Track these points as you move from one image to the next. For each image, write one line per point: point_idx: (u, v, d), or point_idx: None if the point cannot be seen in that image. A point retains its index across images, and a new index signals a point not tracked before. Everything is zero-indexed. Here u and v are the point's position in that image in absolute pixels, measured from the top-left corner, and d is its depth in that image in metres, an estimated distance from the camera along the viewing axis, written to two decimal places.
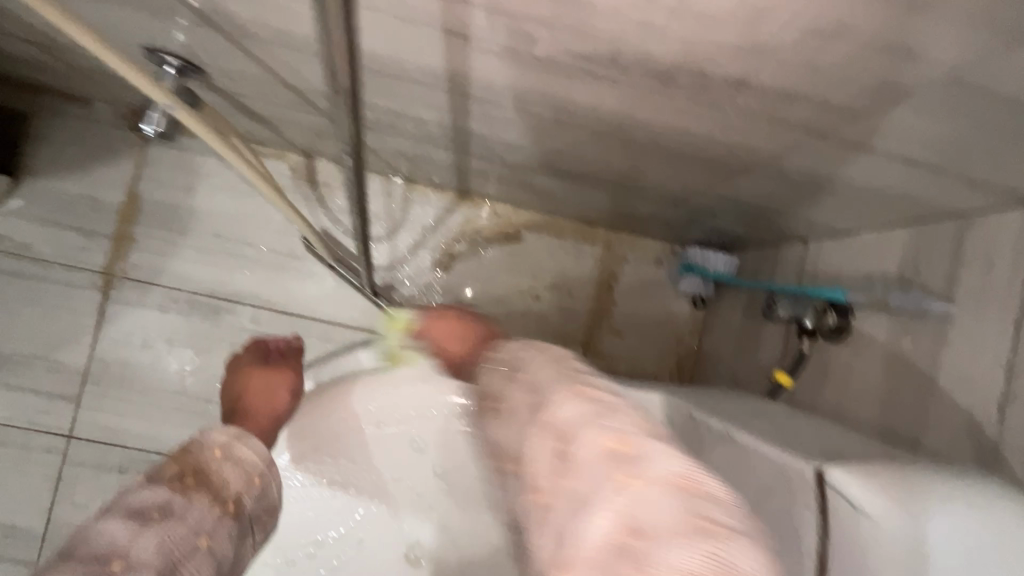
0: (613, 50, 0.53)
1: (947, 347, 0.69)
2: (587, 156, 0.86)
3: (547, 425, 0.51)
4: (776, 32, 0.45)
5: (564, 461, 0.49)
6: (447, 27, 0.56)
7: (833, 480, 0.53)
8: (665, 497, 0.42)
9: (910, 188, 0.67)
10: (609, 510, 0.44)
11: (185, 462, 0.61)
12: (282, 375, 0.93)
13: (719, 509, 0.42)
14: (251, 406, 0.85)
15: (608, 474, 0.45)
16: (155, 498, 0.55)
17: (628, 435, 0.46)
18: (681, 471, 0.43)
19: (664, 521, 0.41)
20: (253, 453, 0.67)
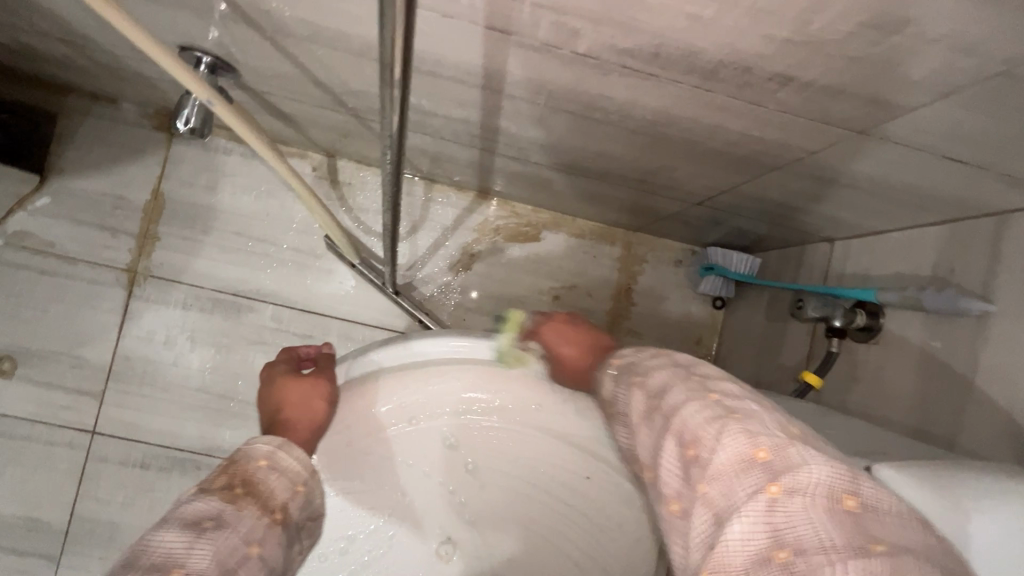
0: (657, 45, 0.47)
1: (984, 346, 0.65)
2: (604, 153, 0.82)
3: (677, 428, 0.51)
4: (825, 27, 0.40)
5: (695, 465, 0.48)
6: (490, 23, 0.50)
7: (881, 477, 0.46)
8: (823, 511, 0.41)
9: (956, 187, 0.63)
10: (754, 518, 0.42)
11: (234, 472, 0.62)
12: (320, 384, 0.73)
13: (879, 524, 0.40)
14: (287, 419, 0.70)
15: (754, 482, 0.44)
16: (208, 510, 0.57)
17: (777, 442, 0.45)
18: (838, 485, 0.42)
19: (825, 540, 0.40)
20: (297, 461, 0.67)
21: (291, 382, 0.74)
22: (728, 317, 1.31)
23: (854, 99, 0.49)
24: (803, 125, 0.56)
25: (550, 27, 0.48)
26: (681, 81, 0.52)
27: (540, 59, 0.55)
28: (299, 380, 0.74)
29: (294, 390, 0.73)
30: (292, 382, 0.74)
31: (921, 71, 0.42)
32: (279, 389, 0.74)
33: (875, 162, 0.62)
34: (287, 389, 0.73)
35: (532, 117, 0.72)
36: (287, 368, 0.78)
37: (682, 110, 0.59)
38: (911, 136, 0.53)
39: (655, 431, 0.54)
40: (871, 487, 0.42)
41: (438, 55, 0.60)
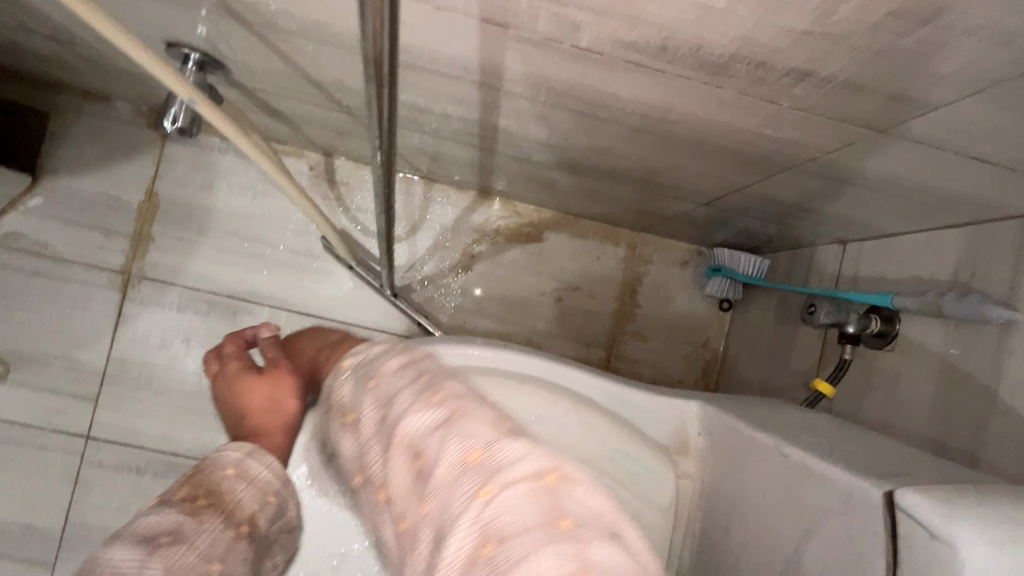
0: (663, 38, 0.44)
1: (1010, 358, 0.61)
2: (606, 152, 0.79)
3: (401, 445, 0.47)
4: (849, 16, 0.37)
5: (421, 479, 0.45)
6: (484, 15, 0.47)
7: (904, 502, 0.43)
8: (524, 496, 0.40)
9: (981, 188, 0.59)
10: (467, 524, 0.40)
11: (197, 484, 0.60)
12: (285, 383, 0.73)
13: (578, 490, 0.42)
14: (258, 428, 0.71)
15: (469, 483, 0.42)
16: (165, 524, 0.54)
17: (487, 440, 0.44)
18: (538, 468, 0.42)
19: (524, 522, 0.39)
20: (269, 470, 0.66)
21: (252, 382, 0.73)
22: (735, 319, 1.28)
23: (876, 95, 0.45)
24: (819, 123, 0.53)
25: (548, 20, 0.45)
26: (690, 76, 0.49)
27: (539, 53, 0.52)
28: (262, 379, 0.73)
29: (257, 392, 0.72)
30: (252, 383, 0.73)
31: (951, 65, 0.39)
32: (242, 391, 0.73)
33: (894, 163, 0.58)
34: (248, 391, 0.73)
35: (532, 114, 0.69)
36: (239, 365, 0.77)
37: (690, 107, 0.56)
38: (936, 135, 0.50)
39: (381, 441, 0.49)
40: (565, 464, 0.44)
41: (431, 51, 0.57)
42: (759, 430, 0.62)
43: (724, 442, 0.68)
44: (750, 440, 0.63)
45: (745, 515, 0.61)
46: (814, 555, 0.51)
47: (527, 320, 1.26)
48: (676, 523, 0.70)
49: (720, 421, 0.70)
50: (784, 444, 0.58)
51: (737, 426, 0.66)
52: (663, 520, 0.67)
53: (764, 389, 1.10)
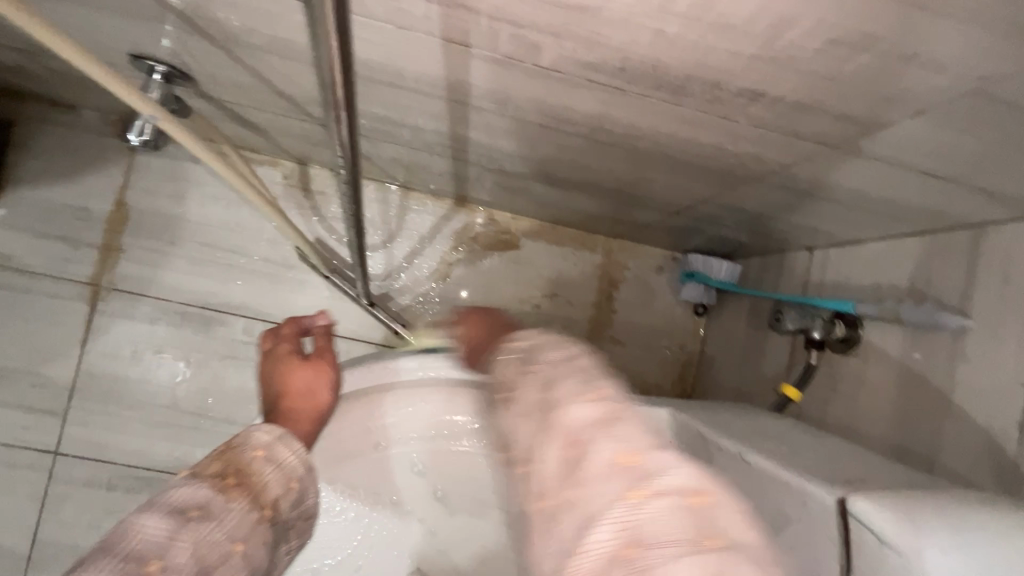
0: (621, 60, 0.45)
1: (962, 364, 0.64)
2: (576, 163, 0.80)
3: (550, 429, 0.42)
4: (794, 43, 0.38)
5: (570, 469, 0.39)
6: (447, 35, 0.48)
7: (857, 510, 0.44)
8: (674, 508, 0.36)
9: (932, 200, 0.62)
10: (613, 520, 0.36)
11: (229, 458, 0.52)
12: (323, 369, 0.66)
13: (731, 519, 0.36)
14: (287, 410, 0.61)
15: (615, 482, 0.38)
16: (195, 498, 0.47)
17: (643, 445, 0.39)
18: (691, 484, 0.37)
19: (675, 535, 0.35)
20: (295, 455, 0.56)
21: (296, 368, 0.64)
22: (709, 323, 1.30)
23: (826, 114, 0.47)
24: (776, 139, 0.54)
25: (509, 40, 0.46)
26: (650, 95, 0.50)
27: (503, 72, 0.52)
28: (305, 365, 0.65)
29: (302, 379, 0.64)
30: (297, 369, 0.64)
31: (893, 89, 0.41)
32: (282, 376, 0.64)
33: (850, 176, 0.60)
34: (292, 377, 0.63)
35: (502, 128, 0.70)
36: (288, 346, 0.68)
37: (653, 123, 0.57)
38: (887, 151, 0.52)
39: (533, 420, 0.43)
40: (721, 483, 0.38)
41: (398, 67, 0.57)
42: (724, 437, 0.63)
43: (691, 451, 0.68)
44: (714, 448, 0.64)
45: None
46: None
47: None
48: None
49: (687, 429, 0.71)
50: (748, 450, 0.59)
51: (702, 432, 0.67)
52: None
53: (737, 392, 1.13)
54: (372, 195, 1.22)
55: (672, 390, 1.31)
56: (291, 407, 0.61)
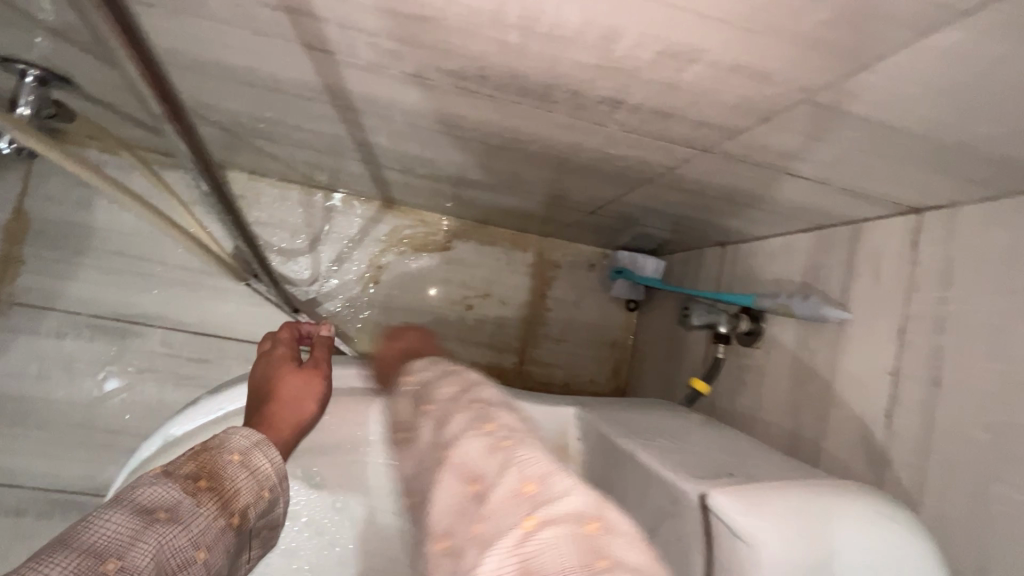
0: (480, 67, 0.45)
1: (843, 354, 0.67)
2: (483, 166, 0.80)
3: (455, 466, 0.40)
4: (630, 54, 0.38)
5: (470, 506, 0.37)
6: (307, 41, 0.46)
7: (716, 505, 0.45)
8: (567, 539, 0.32)
9: (808, 199, 0.65)
10: (503, 555, 0.33)
11: (202, 459, 0.50)
12: (314, 381, 0.66)
13: (628, 548, 0.33)
14: (268, 415, 0.61)
15: (510, 514, 0.35)
16: (165, 500, 0.45)
17: (543, 471, 0.37)
18: (586, 510, 0.34)
19: (563, 567, 0.31)
20: (271, 463, 0.56)
21: (290, 373, 0.66)
22: (640, 317, 1.33)
23: (685, 120, 0.48)
24: (651, 143, 0.55)
25: (367, 48, 0.45)
26: (520, 101, 0.50)
27: (375, 78, 0.52)
28: (298, 373, 0.66)
29: (292, 386, 0.64)
30: (288, 376, 0.66)
31: (733, 97, 0.42)
32: (273, 381, 0.65)
33: (730, 176, 0.62)
34: (283, 382, 0.64)
35: (399, 132, 0.69)
36: (288, 354, 0.71)
37: (534, 127, 0.57)
38: (751, 154, 0.54)
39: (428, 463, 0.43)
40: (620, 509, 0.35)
41: (272, 72, 0.55)
42: (619, 433, 0.65)
43: (593, 446, 0.70)
44: (611, 443, 0.65)
45: None
46: None
47: (438, 328, 1.26)
48: None
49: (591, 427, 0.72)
50: (637, 445, 0.60)
51: (601, 430, 0.68)
52: None
53: (662, 385, 1.16)
54: (295, 198, 1.19)
55: (607, 384, 1.34)
56: (276, 410, 0.62)
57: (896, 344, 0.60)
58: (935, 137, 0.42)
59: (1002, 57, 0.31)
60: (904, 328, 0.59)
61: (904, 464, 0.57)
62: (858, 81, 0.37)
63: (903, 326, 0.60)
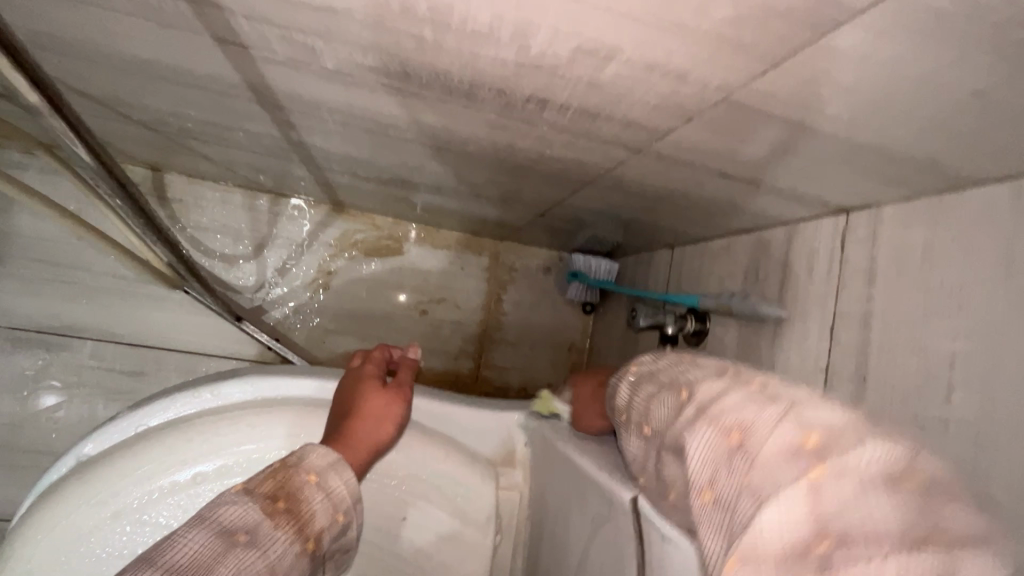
0: (401, 64, 0.43)
1: (779, 352, 0.68)
2: (425, 168, 0.78)
3: (713, 413, 0.39)
4: (547, 51, 0.38)
5: (735, 452, 0.36)
6: (218, 34, 0.44)
7: (645, 507, 0.45)
8: (882, 493, 0.30)
9: (744, 200, 0.65)
10: (794, 506, 0.31)
11: (281, 480, 0.52)
12: (394, 405, 0.64)
13: (955, 505, 0.30)
14: (347, 434, 0.59)
15: (794, 460, 0.33)
16: (245, 520, 0.47)
17: (830, 424, 0.34)
18: (893, 461, 0.31)
19: (812, 503, 0.31)
20: (345, 485, 0.56)
21: (372, 392, 0.63)
22: (596, 320, 1.33)
23: (612, 121, 0.48)
24: (584, 144, 0.55)
25: (280, 42, 0.43)
26: (448, 100, 0.49)
27: (298, 75, 0.50)
28: (381, 393, 0.64)
29: (376, 405, 0.62)
30: (375, 394, 0.63)
31: (653, 96, 0.42)
32: (356, 396, 0.63)
33: (666, 177, 0.62)
34: (368, 401, 0.62)
35: (334, 132, 0.67)
36: (375, 368, 0.67)
37: (467, 127, 0.56)
38: (681, 154, 0.54)
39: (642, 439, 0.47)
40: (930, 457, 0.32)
41: (189, 67, 0.53)
42: (561, 437, 0.64)
43: (541, 452, 0.68)
44: (555, 447, 0.64)
45: (555, 535, 0.62)
46: (592, 563, 0.53)
47: (390, 335, 1.23)
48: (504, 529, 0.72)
49: (536, 432, 0.70)
50: (575, 450, 0.59)
51: (546, 434, 0.67)
52: (482, 534, 0.67)
53: None
54: (239, 202, 1.15)
55: None
56: (358, 432, 0.60)
57: (828, 341, 0.61)
58: (850, 138, 0.43)
59: (898, 58, 0.32)
60: (834, 326, 0.61)
61: None
62: (768, 80, 0.37)
63: (833, 324, 0.61)
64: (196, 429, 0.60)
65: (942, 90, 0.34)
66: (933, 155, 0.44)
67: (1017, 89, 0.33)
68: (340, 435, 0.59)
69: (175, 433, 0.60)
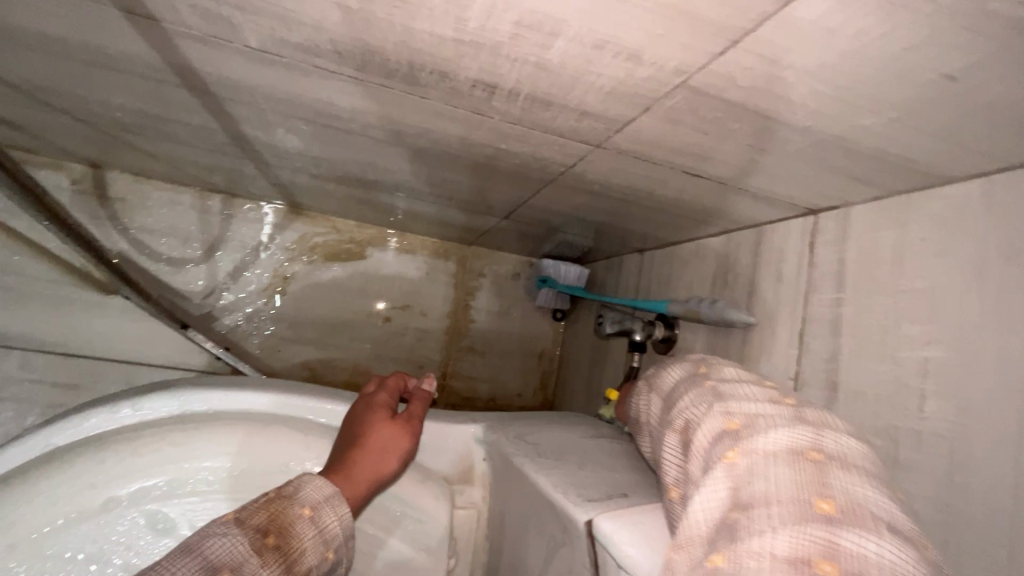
0: (330, 40, 0.39)
1: (748, 360, 0.65)
2: (378, 166, 0.73)
3: (675, 421, 0.42)
4: (486, 24, 0.34)
5: (691, 443, 0.38)
6: (122, 4, 0.39)
7: (601, 533, 0.41)
8: (787, 466, 0.31)
9: (710, 200, 0.63)
10: (717, 485, 0.33)
11: (273, 512, 0.47)
12: (401, 438, 0.59)
13: (853, 479, 0.31)
14: (347, 464, 0.54)
15: (782, 464, 0.32)
16: (231, 557, 0.43)
17: (751, 410, 0.37)
18: (800, 444, 0.33)
19: (745, 485, 0.31)
20: (340, 521, 0.50)
21: (382, 422, 0.59)
22: (567, 327, 1.30)
23: (566, 110, 0.44)
24: (539, 137, 0.51)
25: (192, 13, 0.39)
26: (389, 85, 0.45)
27: (222, 55, 0.45)
28: (390, 422, 0.59)
29: (381, 437, 0.58)
30: (383, 424, 0.59)
31: (606, 80, 0.38)
32: (361, 426, 0.58)
33: (629, 176, 0.59)
34: (376, 430, 0.58)
35: (276, 124, 0.62)
36: (388, 398, 0.62)
37: (415, 117, 0.52)
38: (642, 149, 0.51)
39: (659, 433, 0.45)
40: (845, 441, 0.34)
41: (101, 44, 0.47)
42: (519, 453, 0.59)
43: (499, 470, 0.64)
44: (513, 464, 0.59)
45: (513, 561, 0.57)
46: None
47: (351, 343, 1.17)
48: (460, 551, 0.68)
49: (495, 448, 0.66)
50: (532, 467, 0.55)
51: (506, 451, 0.62)
52: (434, 558, 0.62)
53: (586, 397, 1.12)
54: (189, 202, 1.08)
55: (533, 398, 1.30)
56: (360, 463, 0.55)
57: (797, 349, 0.58)
58: (816, 129, 0.40)
59: (866, 34, 0.29)
60: (803, 333, 0.58)
61: None
62: (727, 61, 0.34)
63: (802, 331, 0.58)
64: (112, 448, 0.54)
65: (910, 73, 0.32)
66: (902, 149, 0.41)
67: (992, 71, 0.30)
68: (340, 465, 0.54)
69: (78, 457, 0.53)
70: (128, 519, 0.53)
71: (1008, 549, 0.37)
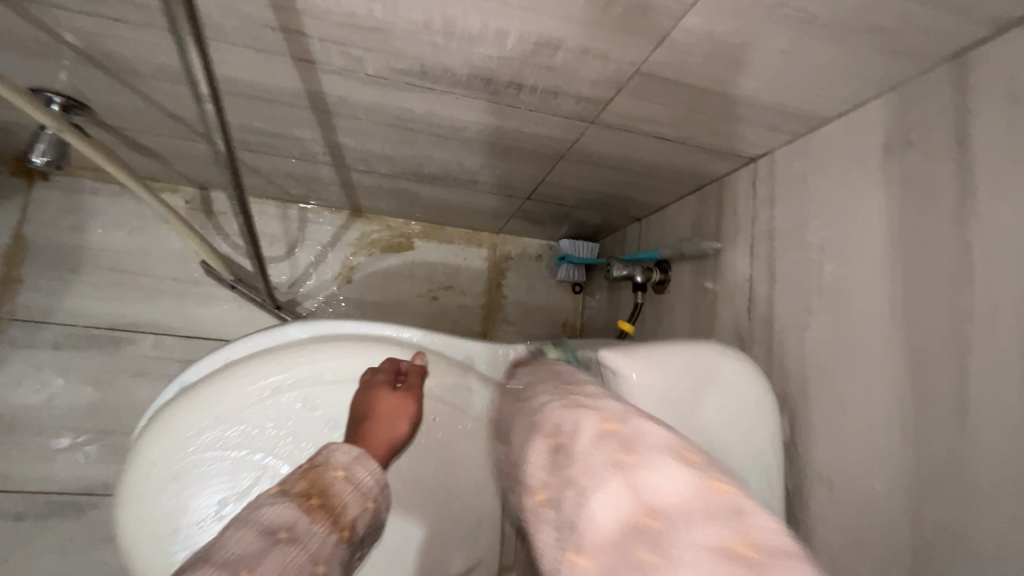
0: (422, 64, 0.64)
1: (720, 275, 0.87)
2: (433, 159, 0.98)
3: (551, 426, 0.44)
4: (517, 44, 0.58)
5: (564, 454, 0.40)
6: (296, 55, 0.65)
7: (607, 361, 0.61)
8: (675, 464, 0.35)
9: (679, 160, 0.86)
10: (611, 492, 0.35)
11: (311, 480, 0.64)
12: (406, 408, 0.75)
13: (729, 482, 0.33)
14: (366, 434, 0.72)
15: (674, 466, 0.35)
16: (286, 519, 0.57)
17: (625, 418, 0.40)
18: (673, 440, 0.37)
19: (639, 492, 0.33)
20: (371, 475, 0.69)
21: (384, 397, 0.75)
22: (585, 297, 1.52)
23: (569, 96, 0.68)
24: (552, 119, 0.76)
25: (340, 55, 0.64)
26: (452, 90, 0.70)
27: (347, 81, 0.70)
28: (393, 395, 0.75)
29: (390, 405, 0.75)
30: (387, 397, 0.75)
31: (591, 72, 0.62)
32: (371, 400, 0.75)
33: (617, 146, 0.83)
34: (380, 405, 0.74)
35: (365, 130, 0.87)
36: (384, 378, 0.78)
37: (467, 114, 0.77)
38: (622, 121, 0.74)
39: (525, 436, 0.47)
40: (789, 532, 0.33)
41: (265, 83, 0.74)
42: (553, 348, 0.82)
43: None
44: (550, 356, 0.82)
45: None
46: None
47: (406, 318, 1.41)
48: None
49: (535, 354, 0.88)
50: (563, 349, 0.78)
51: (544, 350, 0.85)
52: None
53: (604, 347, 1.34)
54: (272, 211, 1.35)
55: None
56: (371, 437, 0.72)
57: (749, 257, 0.80)
58: (728, 93, 0.64)
59: (728, 31, 0.53)
60: (752, 246, 0.80)
61: (759, 341, 0.76)
62: (659, 54, 0.58)
63: (752, 245, 0.80)
64: (273, 353, 0.78)
65: (763, 51, 0.55)
66: (786, 101, 0.64)
67: (807, 45, 0.54)
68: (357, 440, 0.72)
69: (256, 359, 0.78)
70: (288, 398, 0.76)
71: (872, 339, 0.59)
